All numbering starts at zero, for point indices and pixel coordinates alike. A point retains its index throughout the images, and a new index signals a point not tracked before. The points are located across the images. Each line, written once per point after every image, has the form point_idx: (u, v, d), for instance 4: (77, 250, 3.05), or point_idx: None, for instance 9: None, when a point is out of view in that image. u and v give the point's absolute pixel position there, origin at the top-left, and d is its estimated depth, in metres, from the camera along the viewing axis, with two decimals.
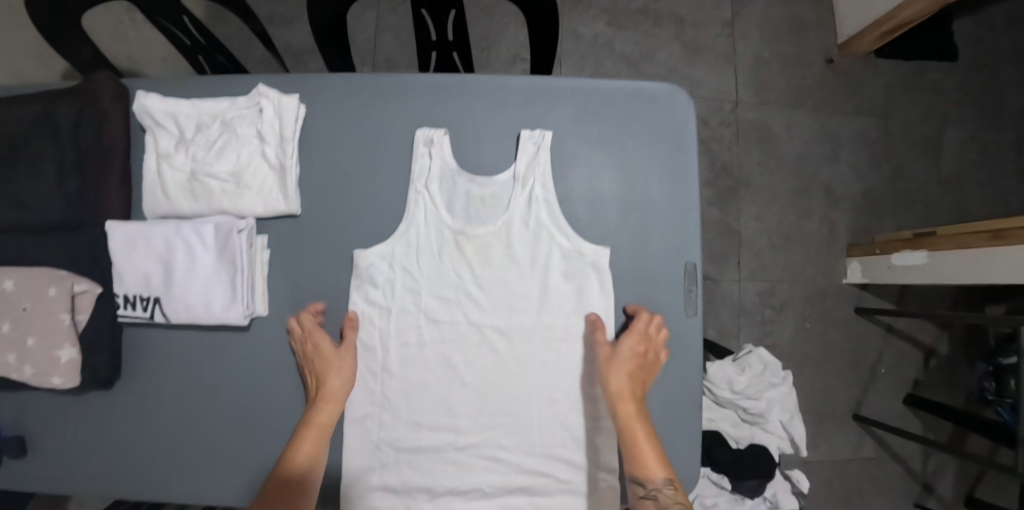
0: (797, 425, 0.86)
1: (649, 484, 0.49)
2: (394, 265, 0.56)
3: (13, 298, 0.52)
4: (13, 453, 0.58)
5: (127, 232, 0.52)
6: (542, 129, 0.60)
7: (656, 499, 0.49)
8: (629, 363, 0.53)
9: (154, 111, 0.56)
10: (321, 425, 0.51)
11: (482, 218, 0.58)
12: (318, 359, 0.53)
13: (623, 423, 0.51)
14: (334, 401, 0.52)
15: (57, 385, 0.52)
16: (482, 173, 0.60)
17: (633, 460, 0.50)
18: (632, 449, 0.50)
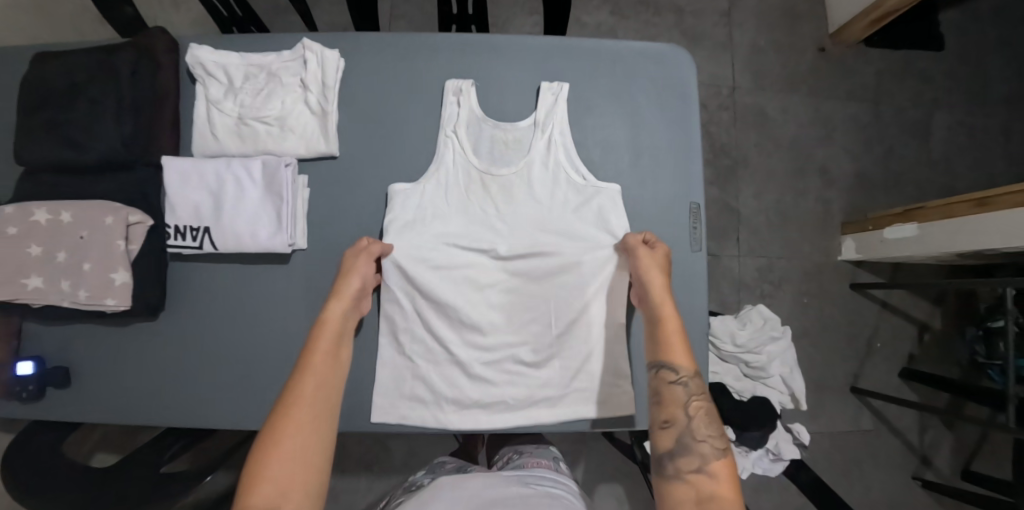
0: (797, 378, 0.91)
1: (678, 368, 0.48)
2: (422, 205, 0.61)
3: (70, 228, 0.57)
4: (60, 381, 0.61)
5: (181, 166, 0.57)
6: (560, 81, 0.65)
7: (684, 386, 0.47)
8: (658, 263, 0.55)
9: (205, 61, 0.61)
10: (335, 318, 0.51)
11: (505, 161, 0.63)
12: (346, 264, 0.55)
13: (654, 315, 0.51)
14: (346, 297, 0.52)
15: (110, 306, 0.56)
16: (506, 120, 0.65)
17: (659, 347, 0.49)
18: (667, 337, 0.49)
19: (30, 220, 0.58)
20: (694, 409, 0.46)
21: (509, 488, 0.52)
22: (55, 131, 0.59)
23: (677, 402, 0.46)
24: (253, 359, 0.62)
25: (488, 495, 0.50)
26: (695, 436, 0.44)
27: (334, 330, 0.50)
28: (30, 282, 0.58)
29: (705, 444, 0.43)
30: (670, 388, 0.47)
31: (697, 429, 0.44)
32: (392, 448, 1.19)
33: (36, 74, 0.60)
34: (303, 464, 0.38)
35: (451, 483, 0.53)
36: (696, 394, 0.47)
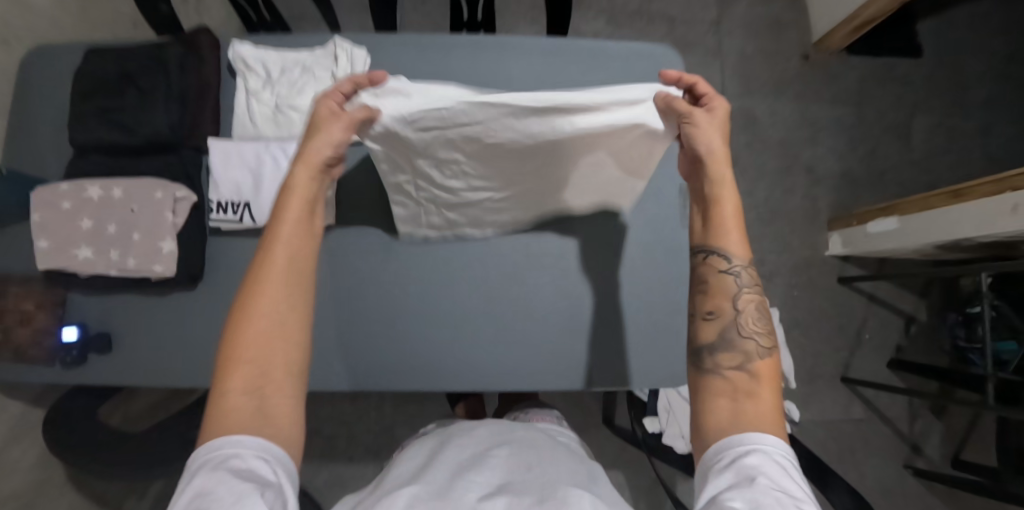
0: (787, 357, 0.96)
1: (731, 257, 0.45)
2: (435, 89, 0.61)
3: (121, 202, 0.63)
4: (103, 346, 0.66)
5: (225, 148, 0.64)
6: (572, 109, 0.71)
7: (736, 277, 0.44)
8: (719, 125, 0.47)
9: (246, 57, 0.68)
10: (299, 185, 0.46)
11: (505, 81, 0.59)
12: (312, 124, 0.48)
13: (712, 197, 0.46)
14: (313, 164, 0.46)
15: (158, 272, 0.62)
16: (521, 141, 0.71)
17: (710, 232, 0.46)
18: (716, 220, 0.46)
19: (83, 196, 0.64)
20: (743, 303, 0.44)
21: (515, 433, 0.52)
22: (108, 117, 0.66)
23: (725, 295, 0.44)
24: None
25: (499, 439, 0.50)
26: (740, 333, 0.42)
27: (298, 202, 0.45)
28: (80, 253, 0.63)
29: (751, 342, 0.42)
30: (720, 278, 0.45)
31: (745, 326, 0.43)
32: (400, 435, 1.22)
33: (92, 68, 0.67)
34: (271, 355, 0.38)
35: (465, 429, 0.53)
36: (751, 288, 0.44)
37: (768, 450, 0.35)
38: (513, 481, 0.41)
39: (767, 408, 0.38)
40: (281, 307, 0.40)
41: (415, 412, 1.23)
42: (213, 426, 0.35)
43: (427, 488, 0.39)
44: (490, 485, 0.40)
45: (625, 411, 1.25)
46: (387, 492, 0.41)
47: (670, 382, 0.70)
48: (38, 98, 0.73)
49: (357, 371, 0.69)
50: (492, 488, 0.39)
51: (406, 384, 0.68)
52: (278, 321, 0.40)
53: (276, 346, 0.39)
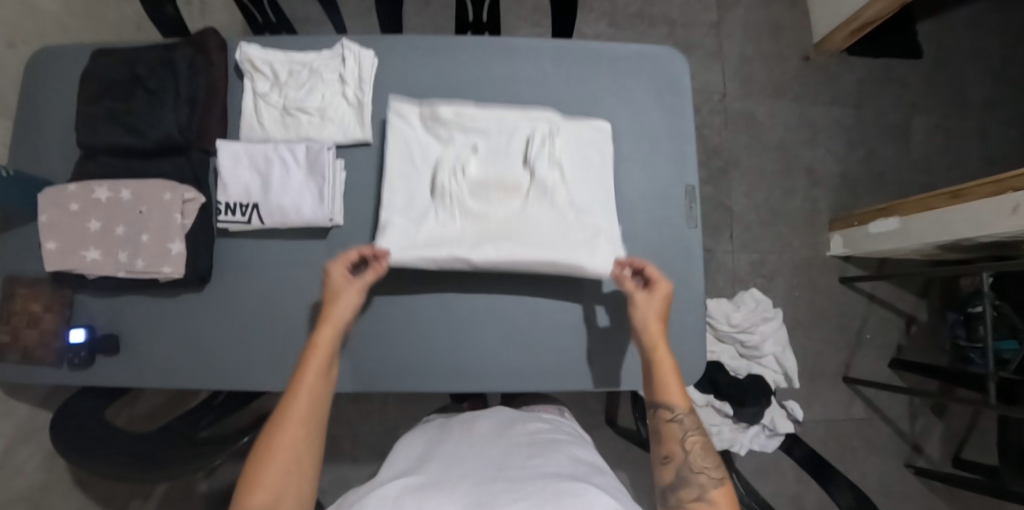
0: (790, 357, 0.97)
1: (676, 408, 0.55)
2: (468, 163, 0.67)
3: (129, 204, 0.63)
4: (110, 347, 0.66)
5: (233, 149, 0.64)
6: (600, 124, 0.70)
7: (681, 422, 0.54)
8: (655, 308, 0.61)
9: (253, 58, 0.68)
10: (324, 342, 0.55)
11: (499, 200, 0.66)
12: (329, 290, 0.59)
13: (653, 362, 0.58)
14: (335, 324, 0.57)
15: (167, 273, 0.62)
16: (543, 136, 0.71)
17: (657, 390, 0.57)
18: (658, 373, 0.58)
19: (91, 197, 0.64)
20: (689, 443, 0.54)
21: (515, 426, 0.62)
22: (117, 119, 0.66)
23: (675, 439, 0.54)
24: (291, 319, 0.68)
25: (500, 433, 0.60)
26: (692, 469, 0.51)
27: (320, 358, 0.54)
28: (88, 255, 0.64)
29: (702, 475, 0.50)
30: (668, 427, 0.55)
31: (695, 462, 0.52)
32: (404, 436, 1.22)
33: (100, 71, 0.68)
34: (285, 485, 0.44)
35: (462, 424, 0.64)
36: (693, 430, 0.54)
37: None
38: (512, 466, 0.50)
39: None
40: (300, 435, 0.47)
41: (418, 414, 1.23)
42: None
43: (422, 477, 0.48)
44: (474, 474, 0.49)
45: (627, 412, 1.25)
46: (389, 480, 0.50)
47: None
48: (44, 99, 0.73)
49: (363, 372, 0.68)
50: (496, 470, 0.50)
51: (410, 385, 0.68)
52: (292, 455, 0.46)
53: (294, 473, 0.45)
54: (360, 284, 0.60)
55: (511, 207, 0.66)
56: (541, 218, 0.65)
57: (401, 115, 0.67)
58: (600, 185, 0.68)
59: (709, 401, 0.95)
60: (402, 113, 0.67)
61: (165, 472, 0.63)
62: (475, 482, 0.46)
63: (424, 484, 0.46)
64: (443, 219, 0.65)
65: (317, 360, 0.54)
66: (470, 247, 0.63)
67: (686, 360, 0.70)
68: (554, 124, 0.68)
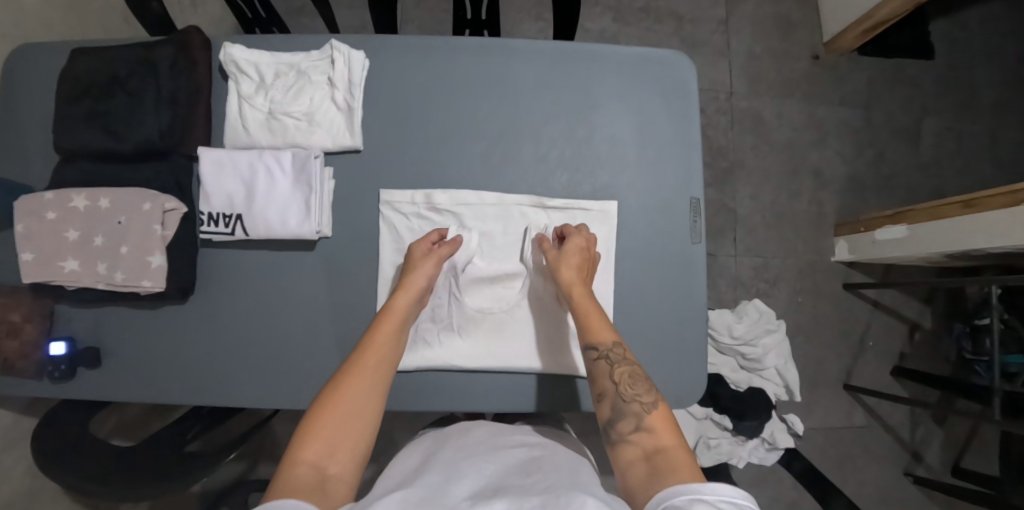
0: (792, 369, 0.95)
1: (601, 347, 0.54)
2: (466, 259, 0.65)
3: (107, 213, 0.60)
4: (90, 361, 0.64)
5: (215, 157, 0.61)
6: (609, 201, 0.68)
7: (609, 358, 0.54)
8: (572, 257, 0.61)
9: (238, 59, 0.65)
10: (401, 308, 0.59)
11: (494, 290, 0.67)
12: (408, 259, 0.62)
13: (576, 310, 0.58)
14: (414, 289, 0.60)
15: (146, 287, 0.60)
16: (548, 197, 0.68)
17: (585, 330, 0.56)
18: (585, 320, 0.57)
19: (68, 205, 0.61)
20: (619, 376, 0.52)
21: (510, 438, 0.63)
22: (95, 121, 0.63)
23: (604, 376, 0.53)
24: (277, 344, 0.66)
25: (494, 451, 0.58)
26: (625, 400, 0.50)
27: (393, 325, 0.57)
28: (67, 265, 0.61)
29: (636, 404, 0.49)
30: (597, 365, 0.54)
31: (626, 393, 0.51)
32: (399, 439, 1.20)
33: (77, 69, 0.64)
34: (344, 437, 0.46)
35: (458, 433, 0.65)
36: (621, 361, 0.53)
37: (710, 499, 0.35)
38: (512, 483, 0.49)
39: (678, 457, 0.43)
40: (367, 389, 0.50)
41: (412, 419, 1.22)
42: (280, 486, 0.39)
43: (420, 485, 0.49)
44: (475, 480, 0.50)
45: None
46: (387, 489, 0.50)
47: (675, 403, 0.68)
48: (22, 99, 0.70)
49: None
50: (494, 487, 0.48)
51: (400, 405, 0.65)
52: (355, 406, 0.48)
53: (348, 425, 0.46)
54: (437, 255, 0.62)
55: (505, 301, 0.66)
56: (533, 317, 0.67)
57: (395, 207, 0.66)
58: (602, 281, 0.67)
59: (707, 413, 0.94)
60: (395, 203, 0.66)
61: (151, 489, 0.62)
62: (474, 492, 0.46)
63: (425, 495, 0.44)
64: (437, 315, 0.66)
65: (389, 323, 0.57)
66: (465, 354, 0.65)
67: (687, 378, 0.68)
68: (554, 218, 0.67)
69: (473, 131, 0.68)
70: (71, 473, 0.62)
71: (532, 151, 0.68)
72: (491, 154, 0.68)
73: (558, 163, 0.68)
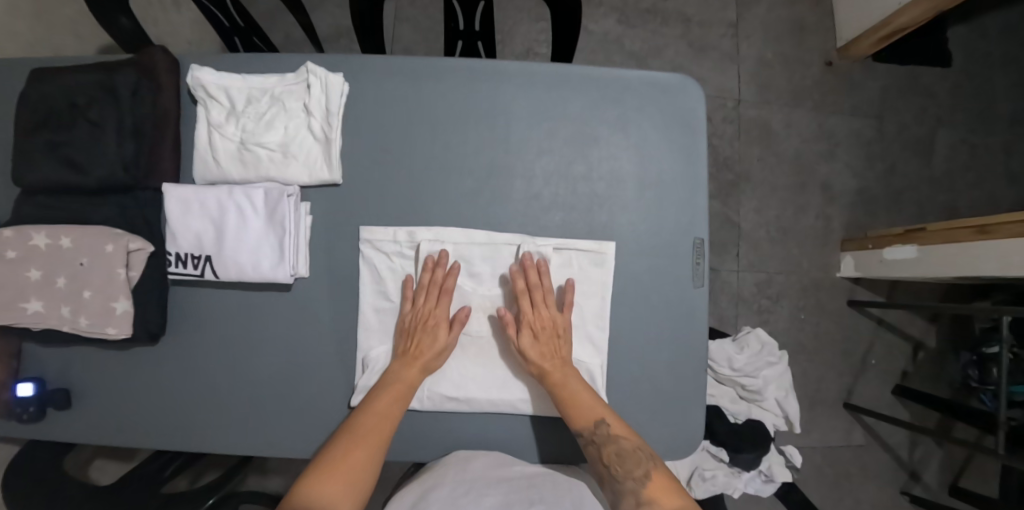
0: (792, 401, 0.92)
1: (585, 433, 0.56)
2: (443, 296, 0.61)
3: (70, 253, 0.57)
4: (59, 404, 0.61)
5: (182, 194, 0.58)
6: (606, 240, 0.64)
7: (596, 440, 0.55)
8: (536, 348, 0.59)
9: (207, 84, 0.61)
10: (410, 380, 0.58)
11: (481, 324, 0.62)
12: (425, 331, 0.59)
13: (558, 391, 0.58)
14: (422, 365, 0.59)
15: (111, 334, 0.57)
16: (540, 234, 0.64)
17: (569, 415, 0.57)
18: (568, 402, 0.57)
19: (29, 244, 0.57)
20: (608, 458, 0.55)
21: (512, 465, 0.59)
22: (57, 152, 0.59)
23: (596, 460, 0.56)
24: (252, 387, 0.63)
25: (496, 478, 0.55)
26: (619, 480, 0.54)
27: (399, 394, 0.57)
28: (30, 307, 0.58)
29: (630, 482, 0.54)
30: (588, 449, 0.56)
31: (619, 474, 0.55)
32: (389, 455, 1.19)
33: (37, 96, 0.60)
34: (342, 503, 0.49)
35: (457, 462, 0.58)
36: (608, 442, 0.55)
37: None
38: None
39: None
40: (367, 458, 0.53)
41: None
42: None
43: None
44: None
45: None
46: None
47: (669, 453, 0.65)
48: None
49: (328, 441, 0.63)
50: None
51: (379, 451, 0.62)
52: (355, 477, 0.51)
53: (347, 493, 0.50)
54: (455, 338, 0.60)
55: (493, 327, 0.62)
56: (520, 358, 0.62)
57: (376, 246, 0.62)
58: (597, 325, 0.64)
59: (704, 445, 0.92)
60: (376, 240, 0.62)
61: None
62: None
63: None
64: None
65: (396, 394, 0.57)
66: (451, 383, 0.61)
67: (683, 428, 0.65)
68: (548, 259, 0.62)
69: (461, 165, 0.64)
70: None
71: (524, 187, 0.64)
72: (480, 190, 0.64)
73: (552, 201, 0.64)
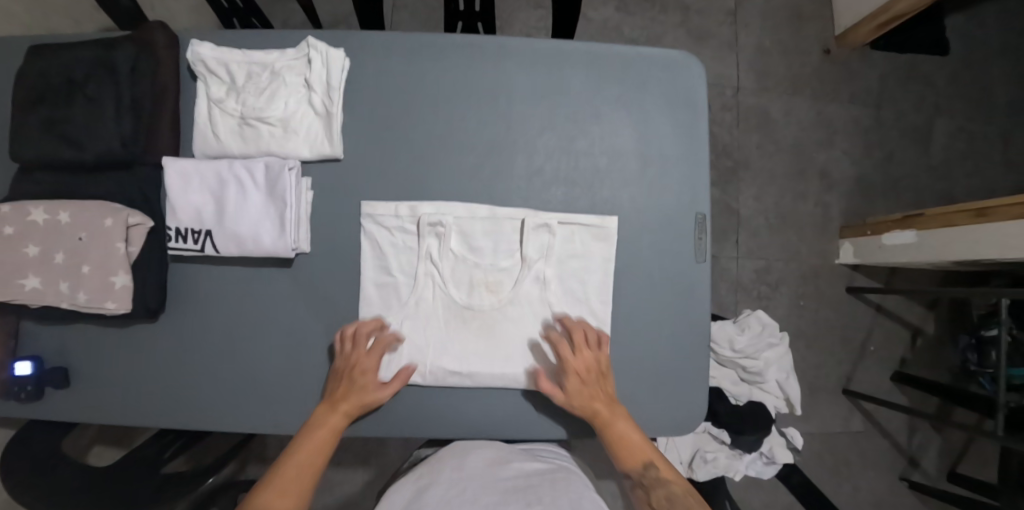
0: (793, 384, 0.92)
1: (633, 474, 0.55)
2: (446, 271, 0.61)
3: (68, 229, 0.56)
4: (58, 383, 0.61)
5: (183, 168, 0.57)
6: (608, 214, 0.64)
7: (643, 482, 0.55)
8: (584, 394, 0.58)
9: (206, 59, 0.60)
10: (335, 425, 0.56)
11: (483, 299, 0.61)
12: (353, 380, 0.57)
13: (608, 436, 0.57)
14: (349, 411, 0.57)
15: (110, 309, 0.56)
16: (544, 206, 0.64)
17: (618, 458, 0.56)
18: (616, 444, 0.57)
19: (27, 219, 0.57)
20: (655, 500, 0.54)
21: (508, 466, 0.59)
22: (55, 127, 0.58)
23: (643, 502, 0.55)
24: (252, 364, 0.62)
25: (493, 473, 0.56)
26: None
27: (323, 441, 0.55)
28: (28, 283, 0.57)
29: None
30: (635, 492, 0.56)
31: None
32: (390, 443, 1.19)
33: (34, 71, 0.59)
34: None
35: (454, 461, 0.59)
36: (656, 483, 0.54)
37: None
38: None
39: None
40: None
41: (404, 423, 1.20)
42: None
43: None
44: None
45: None
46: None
47: (674, 428, 0.65)
48: None
49: None
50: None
51: (383, 429, 0.62)
52: None
53: None
54: (389, 392, 0.58)
55: (496, 302, 0.61)
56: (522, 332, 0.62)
57: (377, 221, 0.61)
58: (599, 299, 0.63)
59: (705, 427, 0.92)
60: (378, 216, 0.61)
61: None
62: None
63: None
64: (422, 315, 0.61)
65: (318, 440, 0.54)
66: (454, 358, 0.61)
67: (686, 403, 0.65)
68: (552, 235, 0.62)
69: (463, 141, 0.63)
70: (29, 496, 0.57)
71: (526, 163, 0.64)
72: (482, 166, 0.63)
73: (554, 176, 0.64)
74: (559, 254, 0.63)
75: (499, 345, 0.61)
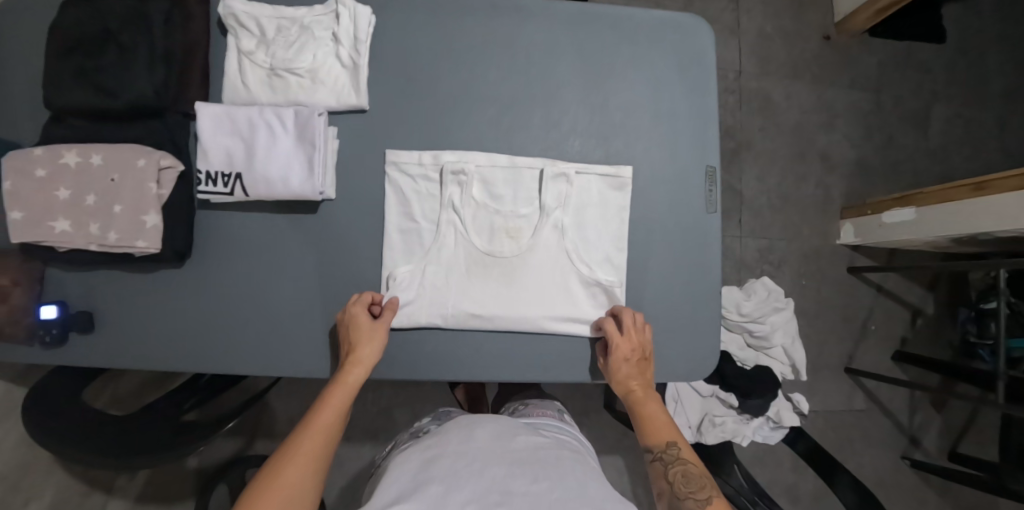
0: (799, 348, 0.94)
1: (654, 449, 0.56)
2: (467, 218, 0.62)
3: (101, 170, 0.58)
4: (83, 326, 0.62)
5: (215, 113, 0.59)
6: (623, 165, 0.66)
7: (661, 459, 0.54)
8: (625, 369, 0.61)
9: (237, 12, 0.62)
10: (351, 382, 0.56)
11: (504, 247, 0.63)
12: (352, 329, 0.58)
13: (636, 411, 0.60)
14: (363, 365, 0.57)
15: (141, 248, 0.57)
16: (563, 156, 0.66)
17: (644, 434, 0.58)
18: (642, 421, 0.59)
19: (59, 162, 0.58)
20: (673, 475, 0.52)
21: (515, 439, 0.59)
22: (85, 74, 0.60)
23: (660, 477, 0.53)
24: (276, 310, 0.63)
25: (501, 441, 0.57)
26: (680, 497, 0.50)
27: (339, 401, 0.54)
28: (58, 226, 0.58)
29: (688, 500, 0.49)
30: (652, 466, 0.55)
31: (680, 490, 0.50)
32: (398, 418, 1.20)
33: (66, 20, 0.61)
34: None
35: (463, 428, 0.60)
36: (676, 462, 0.53)
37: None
38: (516, 491, 0.47)
39: None
40: (313, 472, 0.47)
41: (412, 397, 1.21)
42: None
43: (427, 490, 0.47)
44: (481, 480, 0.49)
45: None
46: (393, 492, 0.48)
47: (689, 373, 0.67)
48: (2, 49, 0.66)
49: None
50: (497, 497, 0.46)
51: (403, 375, 0.64)
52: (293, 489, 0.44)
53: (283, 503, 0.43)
54: (384, 323, 0.59)
55: (518, 248, 0.63)
56: (542, 279, 0.63)
57: (401, 168, 0.63)
58: (615, 247, 0.65)
59: (714, 391, 0.94)
60: (402, 164, 0.63)
61: (160, 453, 0.60)
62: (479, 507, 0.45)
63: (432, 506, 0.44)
64: (444, 261, 0.62)
65: (335, 401, 0.54)
66: (475, 302, 0.62)
67: (699, 350, 0.67)
68: (569, 184, 0.64)
69: (482, 95, 0.65)
70: (52, 432, 0.57)
71: (544, 117, 0.66)
72: (501, 119, 0.65)
73: (571, 129, 0.66)
74: (576, 202, 0.64)
75: (519, 290, 0.63)
